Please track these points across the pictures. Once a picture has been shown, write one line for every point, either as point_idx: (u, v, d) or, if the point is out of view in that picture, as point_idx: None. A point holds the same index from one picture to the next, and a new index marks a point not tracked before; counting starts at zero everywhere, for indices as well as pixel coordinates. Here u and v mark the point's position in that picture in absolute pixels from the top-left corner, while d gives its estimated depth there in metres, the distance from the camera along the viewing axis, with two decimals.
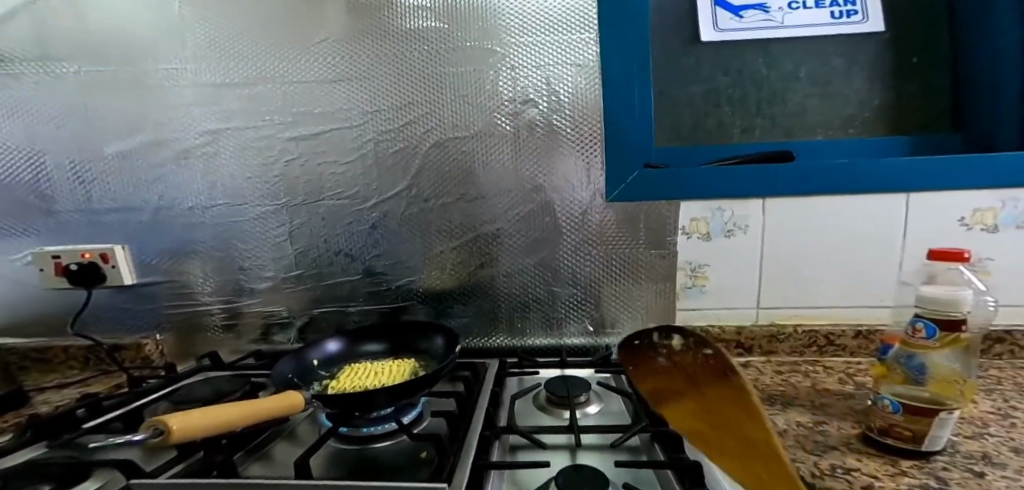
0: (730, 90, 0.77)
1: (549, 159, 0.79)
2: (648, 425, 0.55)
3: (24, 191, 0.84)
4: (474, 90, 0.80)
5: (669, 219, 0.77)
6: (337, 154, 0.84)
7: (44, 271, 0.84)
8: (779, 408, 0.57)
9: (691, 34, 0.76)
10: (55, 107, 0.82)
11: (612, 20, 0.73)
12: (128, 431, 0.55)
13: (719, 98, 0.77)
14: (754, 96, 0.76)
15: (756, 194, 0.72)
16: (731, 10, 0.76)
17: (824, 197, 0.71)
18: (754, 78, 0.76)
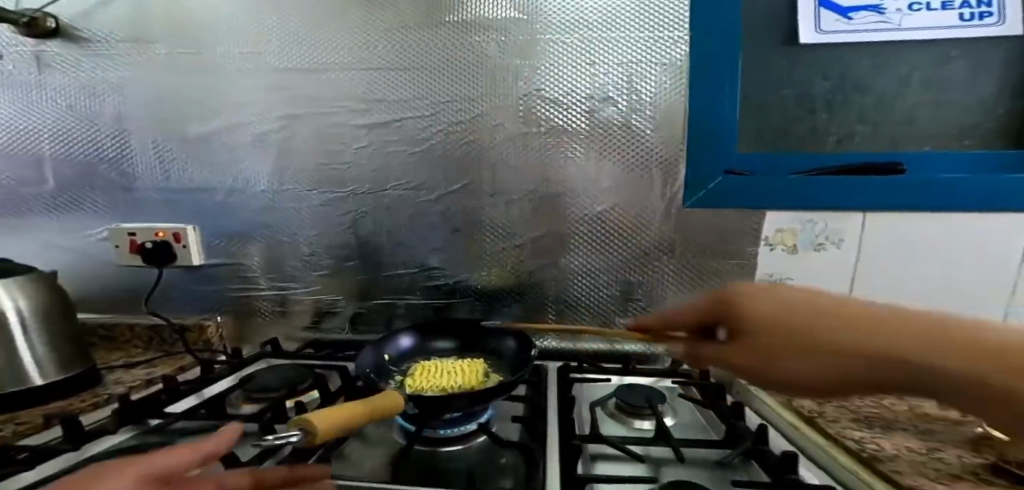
0: (825, 96, 0.73)
1: (625, 160, 0.77)
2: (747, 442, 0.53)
3: (106, 166, 0.87)
4: (550, 86, 0.79)
5: (751, 227, 0.74)
6: (409, 144, 0.85)
7: (120, 247, 0.87)
8: (882, 431, 0.56)
9: (789, 35, 0.73)
10: (141, 86, 0.84)
11: (702, 23, 0.72)
12: (211, 417, 0.55)
13: (813, 103, 0.74)
14: (856, 101, 0.72)
15: (857, 208, 0.70)
16: (839, 12, 0.71)
17: (944, 215, 0.68)
18: (856, 84, 0.72)
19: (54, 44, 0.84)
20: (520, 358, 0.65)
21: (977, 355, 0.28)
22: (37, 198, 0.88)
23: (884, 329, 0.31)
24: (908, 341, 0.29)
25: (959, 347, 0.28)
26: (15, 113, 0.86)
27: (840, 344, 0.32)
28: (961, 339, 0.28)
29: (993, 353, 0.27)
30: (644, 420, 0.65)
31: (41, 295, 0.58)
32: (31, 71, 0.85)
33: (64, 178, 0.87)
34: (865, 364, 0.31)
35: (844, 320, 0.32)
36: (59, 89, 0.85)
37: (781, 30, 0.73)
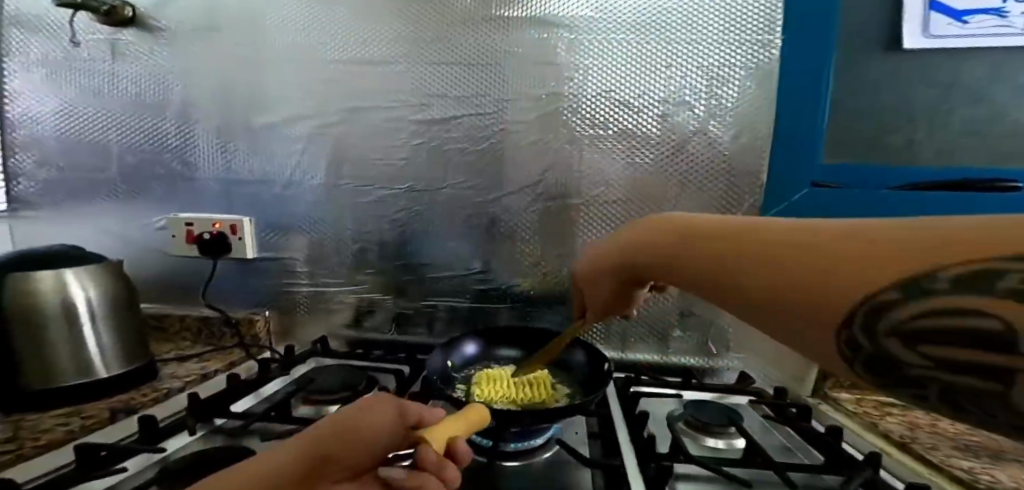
0: (926, 103, 0.70)
1: (698, 166, 0.75)
2: (854, 470, 0.51)
3: (169, 155, 0.87)
4: (621, 88, 0.77)
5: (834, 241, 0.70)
6: (468, 142, 0.82)
7: (176, 237, 0.86)
8: (991, 461, 0.54)
9: (889, 39, 0.69)
10: (209, 76, 0.84)
11: (796, 30, 0.69)
12: (283, 419, 0.54)
13: (914, 114, 0.70)
14: (962, 112, 0.69)
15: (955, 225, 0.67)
16: (952, 15, 0.66)
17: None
18: (962, 92, 0.68)
19: (130, 33, 0.85)
20: (592, 371, 0.66)
21: (847, 234, 0.21)
22: (100, 185, 0.89)
23: (765, 229, 0.25)
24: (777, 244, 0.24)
25: (825, 231, 0.22)
26: (85, 101, 0.87)
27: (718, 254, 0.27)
28: (836, 229, 0.22)
29: (862, 234, 0.21)
30: (720, 440, 0.62)
31: (109, 284, 0.57)
32: (105, 59, 0.86)
33: (126, 166, 0.88)
34: (738, 272, 0.25)
35: (724, 229, 0.28)
36: (130, 78, 0.86)
37: (881, 34, 0.69)
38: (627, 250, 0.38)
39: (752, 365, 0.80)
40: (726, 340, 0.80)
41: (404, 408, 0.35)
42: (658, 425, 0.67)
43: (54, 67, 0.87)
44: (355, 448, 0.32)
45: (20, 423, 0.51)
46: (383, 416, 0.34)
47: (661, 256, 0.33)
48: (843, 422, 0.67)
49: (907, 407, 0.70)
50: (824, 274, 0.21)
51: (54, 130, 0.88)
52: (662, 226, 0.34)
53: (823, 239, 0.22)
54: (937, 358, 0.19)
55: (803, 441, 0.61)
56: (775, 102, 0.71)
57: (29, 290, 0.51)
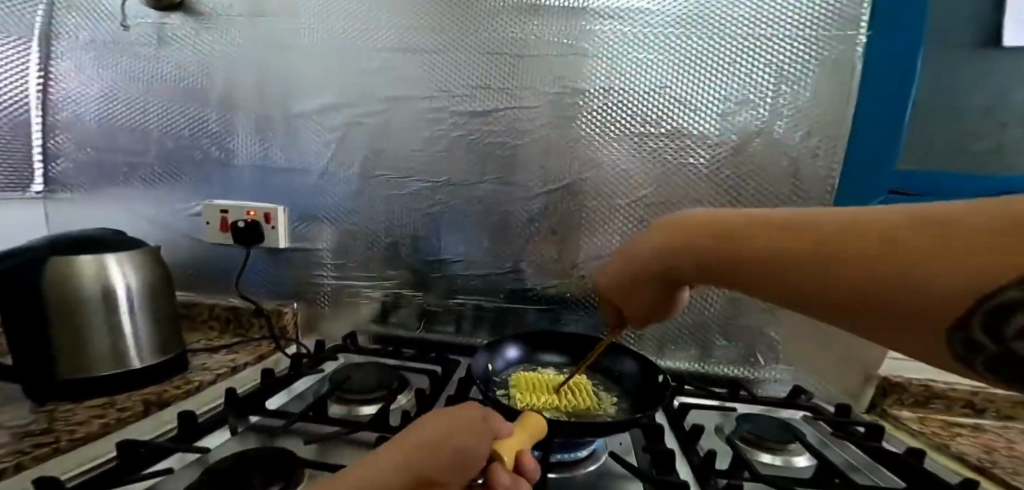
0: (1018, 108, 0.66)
1: (760, 168, 0.72)
2: None
3: (206, 141, 0.85)
4: (679, 84, 0.73)
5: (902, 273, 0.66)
6: (509, 136, 0.79)
7: (209, 224, 0.84)
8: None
9: (976, 39, 0.65)
10: (251, 61, 0.82)
11: (884, 28, 0.65)
12: (329, 420, 0.51)
13: (1005, 117, 0.66)
14: None
15: None
16: None
17: None
18: None
19: (177, 17, 0.83)
20: (646, 382, 0.62)
21: (928, 231, 0.21)
22: (136, 169, 0.87)
23: (836, 231, 0.25)
24: (856, 245, 0.23)
25: (905, 226, 0.22)
26: (127, 84, 0.85)
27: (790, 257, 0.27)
28: (910, 221, 0.22)
29: (948, 232, 0.20)
30: (779, 455, 0.57)
31: (147, 268, 0.56)
32: (152, 44, 0.84)
33: (164, 151, 0.86)
34: (818, 278, 0.25)
35: (788, 232, 0.27)
36: (172, 62, 0.84)
37: (967, 34, 0.65)
38: (667, 259, 0.37)
39: (799, 374, 0.74)
40: (775, 352, 0.74)
41: (488, 423, 0.34)
42: (707, 438, 0.62)
43: (99, 50, 0.85)
44: (457, 466, 0.29)
45: (55, 414, 0.48)
46: (477, 431, 0.32)
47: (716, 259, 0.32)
48: (910, 437, 0.62)
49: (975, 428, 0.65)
50: (920, 276, 0.21)
51: (93, 113, 0.87)
52: (714, 229, 0.33)
53: (904, 238, 0.21)
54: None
55: (872, 460, 0.56)
56: (854, 105, 0.68)
57: (67, 275, 0.49)
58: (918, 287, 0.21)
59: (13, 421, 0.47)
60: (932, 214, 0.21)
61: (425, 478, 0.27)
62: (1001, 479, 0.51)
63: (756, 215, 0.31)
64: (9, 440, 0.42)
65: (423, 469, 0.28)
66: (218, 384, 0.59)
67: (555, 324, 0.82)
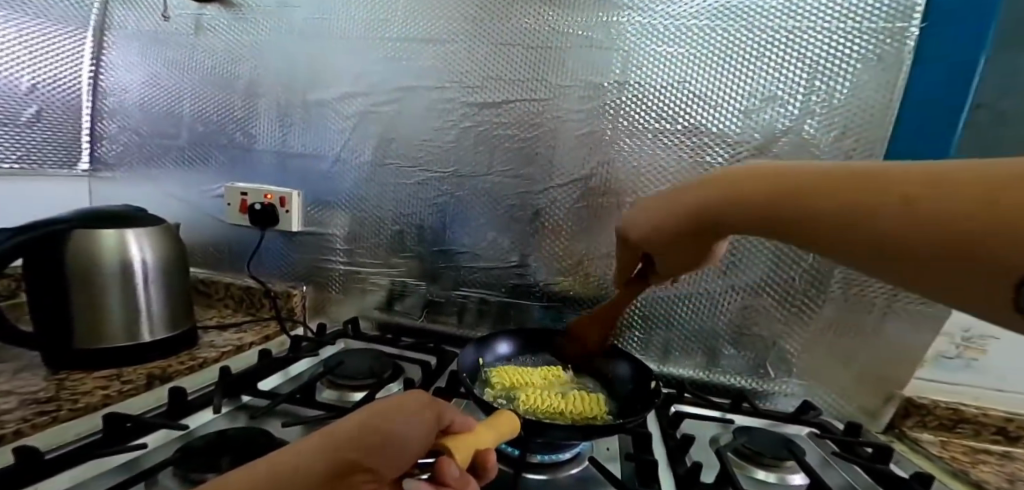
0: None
1: (785, 169, 0.67)
2: None
3: (232, 126, 0.88)
4: (700, 79, 0.69)
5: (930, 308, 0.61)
6: (518, 129, 0.77)
7: (230, 206, 0.88)
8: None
9: None
10: (277, 50, 0.84)
11: (943, 20, 0.58)
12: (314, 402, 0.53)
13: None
14: None
15: None
16: None
17: None
18: None
19: (213, 8, 0.87)
20: (638, 387, 0.61)
21: (983, 184, 0.21)
22: (168, 152, 0.92)
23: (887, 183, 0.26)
24: (899, 201, 0.25)
25: (955, 183, 0.23)
26: (166, 73, 0.90)
27: (837, 207, 0.28)
28: (956, 176, 0.23)
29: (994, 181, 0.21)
30: (772, 470, 0.54)
31: (164, 246, 0.59)
32: (190, 32, 0.88)
33: (194, 136, 0.90)
34: (867, 230, 0.26)
35: (834, 185, 0.28)
36: (206, 52, 0.88)
37: None
38: (704, 211, 0.37)
39: (811, 393, 0.69)
40: (788, 365, 0.69)
41: (436, 409, 0.33)
42: (698, 448, 0.60)
43: (144, 39, 0.90)
44: (391, 448, 0.29)
45: (65, 383, 0.52)
46: (418, 417, 0.31)
47: (760, 215, 0.33)
48: (930, 465, 0.57)
49: (1002, 456, 0.60)
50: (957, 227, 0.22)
51: (136, 97, 0.92)
52: (761, 189, 0.33)
53: (944, 194, 0.23)
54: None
55: (876, 484, 0.52)
56: (898, 104, 0.61)
57: (89, 251, 0.52)
58: (952, 236, 0.22)
59: (27, 387, 0.51)
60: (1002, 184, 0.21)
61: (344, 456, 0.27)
62: None
63: (799, 171, 0.31)
64: (18, 405, 0.46)
65: (342, 447, 0.27)
66: (220, 362, 0.62)
67: (558, 321, 0.80)
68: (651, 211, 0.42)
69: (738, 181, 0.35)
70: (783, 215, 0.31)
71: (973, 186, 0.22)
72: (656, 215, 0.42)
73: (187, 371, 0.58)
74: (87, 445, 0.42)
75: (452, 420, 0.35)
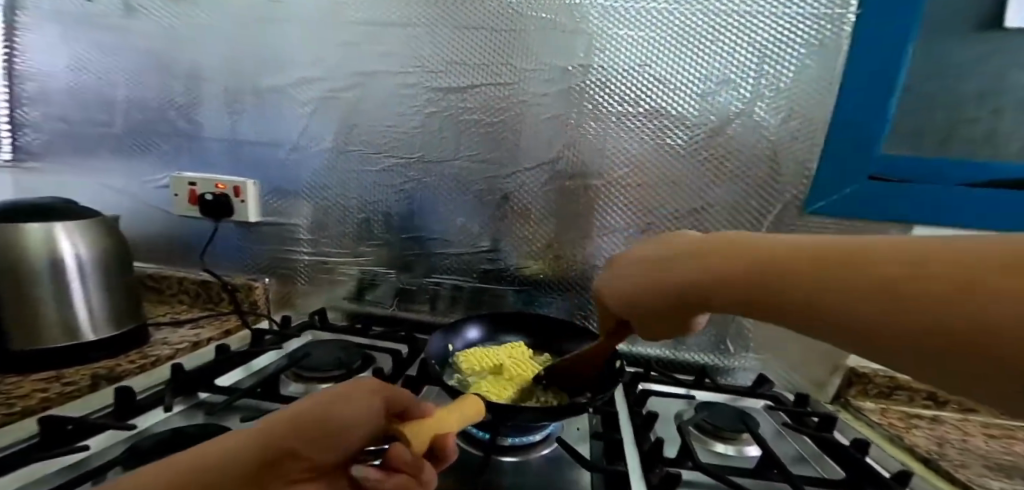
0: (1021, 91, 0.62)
1: (739, 153, 0.69)
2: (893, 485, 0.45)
3: (174, 113, 0.83)
4: (658, 63, 0.69)
5: None
6: (482, 114, 0.76)
7: (178, 196, 0.83)
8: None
9: (980, 20, 0.62)
10: (222, 31, 0.79)
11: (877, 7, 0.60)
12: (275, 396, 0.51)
13: (1001, 105, 0.63)
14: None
15: None
16: None
17: None
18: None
19: None
20: None
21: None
22: (104, 140, 0.85)
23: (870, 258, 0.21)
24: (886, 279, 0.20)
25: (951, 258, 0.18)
26: (94, 56, 0.83)
27: (820, 282, 0.23)
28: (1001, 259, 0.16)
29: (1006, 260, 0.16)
30: (728, 443, 0.56)
31: (100, 237, 0.55)
32: (119, 10, 0.81)
33: (133, 123, 0.84)
34: (846, 309, 0.21)
35: (809, 257, 0.24)
36: (141, 34, 0.81)
37: (967, 17, 0.62)
38: (679, 284, 0.32)
39: (768, 366, 0.72)
40: (745, 340, 0.72)
41: (388, 395, 0.33)
42: (662, 424, 0.62)
43: (66, 18, 0.82)
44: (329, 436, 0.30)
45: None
46: (364, 403, 0.32)
47: (736, 290, 0.28)
48: (865, 423, 0.61)
49: (932, 419, 0.63)
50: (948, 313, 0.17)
51: (61, 83, 0.84)
52: (746, 259, 0.28)
53: (935, 273, 0.18)
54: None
55: (820, 451, 0.55)
56: (838, 87, 0.64)
57: (14, 245, 0.49)
58: (941, 323, 0.17)
59: None
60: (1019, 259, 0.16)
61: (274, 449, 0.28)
62: (942, 468, 0.49)
63: (776, 246, 0.27)
64: None
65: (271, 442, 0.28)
66: (175, 359, 0.59)
67: (528, 305, 0.81)
68: (637, 270, 0.37)
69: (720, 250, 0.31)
70: (759, 290, 0.26)
71: (971, 265, 0.17)
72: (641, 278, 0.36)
73: (140, 370, 0.55)
74: (24, 451, 0.39)
75: (407, 405, 0.34)
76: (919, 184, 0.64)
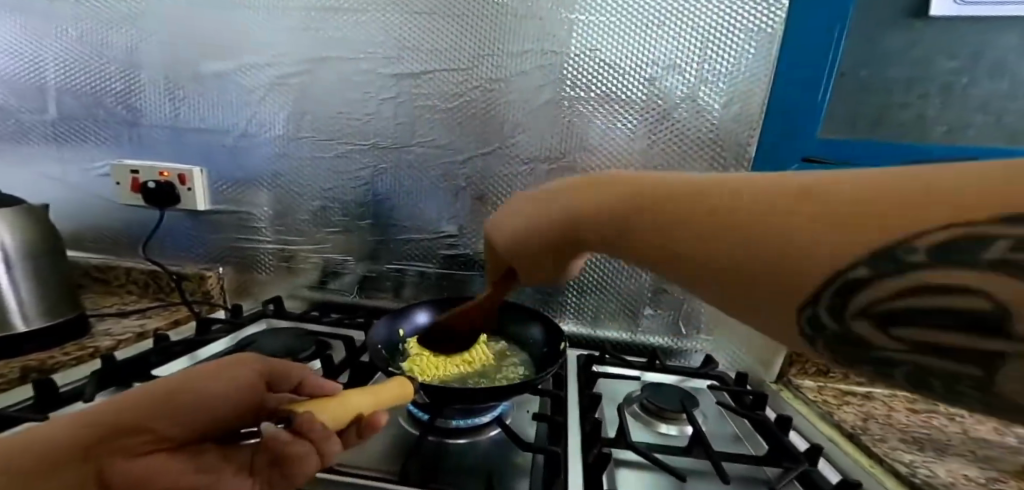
0: (946, 77, 0.64)
1: (685, 137, 0.69)
2: (808, 463, 0.47)
3: (113, 100, 0.80)
4: (607, 48, 0.69)
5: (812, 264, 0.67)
6: (438, 100, 0.75)
7: (120, 185, 0.81)
8: (934, 455, 0.50)
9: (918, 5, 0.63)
10: (159, 14, 0.76)
11: None
12: None
13: (925, 89, 0.65)
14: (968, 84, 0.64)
15: None
16: None
17: None
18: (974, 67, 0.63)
19: None
20: (551, 349, 0.63)
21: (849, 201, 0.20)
22: (41, 128, 0.82)
23: (727, 197, 0.25)
24: (749, 217, 0.23)
25: (796, 195, 0.22)
26: (21, 41, 0.79)
27: (703, 204, 0.25)
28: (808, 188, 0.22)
29: (841, 191, 0.21)
30: (667, 423, 0.58)
31: (27, 227, 0.54)
32: None
33: (68, 110, 0.81)
34: (723, 248, 0.24)
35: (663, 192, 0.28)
36: (71, 18, 0.78)
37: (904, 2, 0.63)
38: (570, 214, 0.33)
39: (717, 347, 0.74)
40: (696, 321, 0.74)
41: (252, 366, 0.40)
42: (608, 405, 0.63)
43: None
44: (190, 406, 0.35)
45: None
46: (225, 379, 0.37)
47: (607, 227, 0.31)
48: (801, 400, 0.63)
49: (866, 396, 0.65)
50: (812, 242, 0.21)
51: None
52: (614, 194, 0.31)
53: (790, 210, 0.22)
54: (916, 343, 0.20)
55: (754, 430, 0.57)
56: (776, 71, 0.64)
57: None
58: (800, 253, 0.21)
59: None
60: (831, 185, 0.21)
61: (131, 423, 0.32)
62: (862, 443, 0.50)
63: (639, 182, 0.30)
64: None
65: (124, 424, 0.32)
66: (118, 351, 0.59)
67: None
68: (524, 208, 0.38)
69: (603, 188, 0.32)
70: (640, 229, 0.28)
71: (795, 195, 0.22)
72: (528, 217, 0.37)
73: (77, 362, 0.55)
74: None
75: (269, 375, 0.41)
76: (852, 166, 0.65)
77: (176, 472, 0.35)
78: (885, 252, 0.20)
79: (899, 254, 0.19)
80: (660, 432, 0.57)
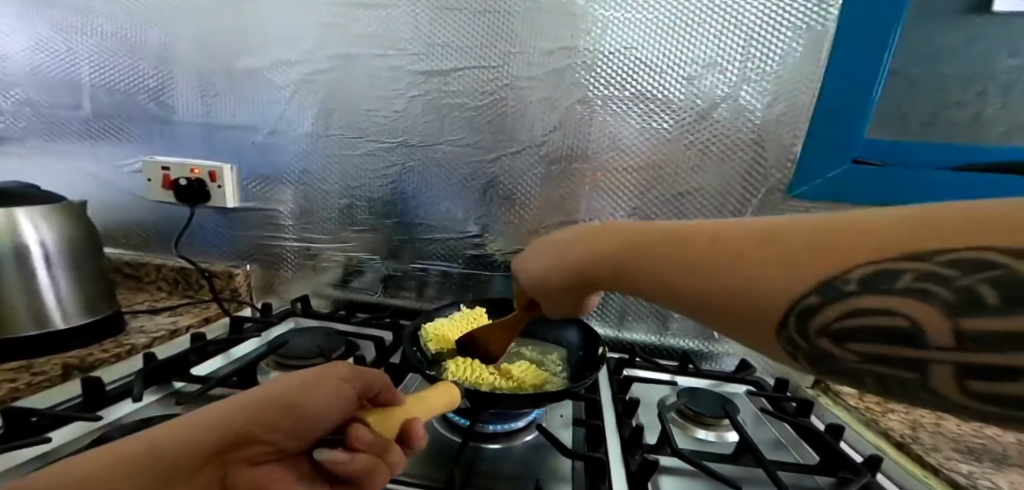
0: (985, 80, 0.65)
1: (723, 136, 0.68)
2: (869, 475, 0.45)
3: (145, 97, 0.80)
4: (645, 45, 0.68)
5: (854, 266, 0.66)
6: (469, 97, 0.74)
7: (151, 182, 0.81)
8: (993, 466, 0.48)
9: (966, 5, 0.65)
10: (192, 11, 0.76)
11: None
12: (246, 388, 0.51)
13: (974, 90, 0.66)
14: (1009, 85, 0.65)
15: None
16: None
17: None
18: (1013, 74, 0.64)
19: None
20: (587, 353, 0.63)
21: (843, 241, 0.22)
22: (71, 124, 0.82)
23: (713, 240, 0.26)
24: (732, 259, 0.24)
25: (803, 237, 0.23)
26: (56, 36, 0.79)
27: (694, 246, 0.26)
28: (775, 231, 0.24)
29: (789, 239, 0.23)
30: (708, 429, 0.56)
31: (69, 224, 0.54)
32: None
33: (100, 106, 0.81)
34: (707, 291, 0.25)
35: (650, 240, 0.29)
36: (105, 13, 0.78)
37: None
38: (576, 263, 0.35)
39: (750, 350, 0.72)
40: None
41: (358, 382, 0.35)
42: (644, 409, 0.62)
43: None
44: (299, 418, 0.32)
45: None
46: (334, 393, 0.33)
47: (616, 258, 0.31)
48: (842, 407, 0.61)
49: (907, 404, 0.63)
50: (764, 285, 0.23)
51: (24, 66, 0.81)
52: (619, 237, 0.32)
53: (743, 251, 0.24)
54: (864, 354, 0.22)
55: (799, 438, 0.56)
56: (822, 72, 0.63)
57: None
58: (753, 286, 0.23)
59: None
60: (812, 226, 0.23)
61: (245, 431, 0.31)
62: (916, 454, 0.49)
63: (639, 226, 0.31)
64: None
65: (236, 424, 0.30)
66: (153, 348, 0.59)
67: None
68: (538, 256, 0.40)
69: (605, 234, 0.33)
70: (637, 272, 0.29)
71: (775, 238, 0.23)
72: (542, 263, 0.39)
73: (115, 359, 0.55)
74: None
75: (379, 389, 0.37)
76: (896, 169, 0.64)
77: (281, 481, 0.33)
78: (829, 282, 0.22)
79: (837, 285, 0.22)
80: (701, 439, 0.56)
